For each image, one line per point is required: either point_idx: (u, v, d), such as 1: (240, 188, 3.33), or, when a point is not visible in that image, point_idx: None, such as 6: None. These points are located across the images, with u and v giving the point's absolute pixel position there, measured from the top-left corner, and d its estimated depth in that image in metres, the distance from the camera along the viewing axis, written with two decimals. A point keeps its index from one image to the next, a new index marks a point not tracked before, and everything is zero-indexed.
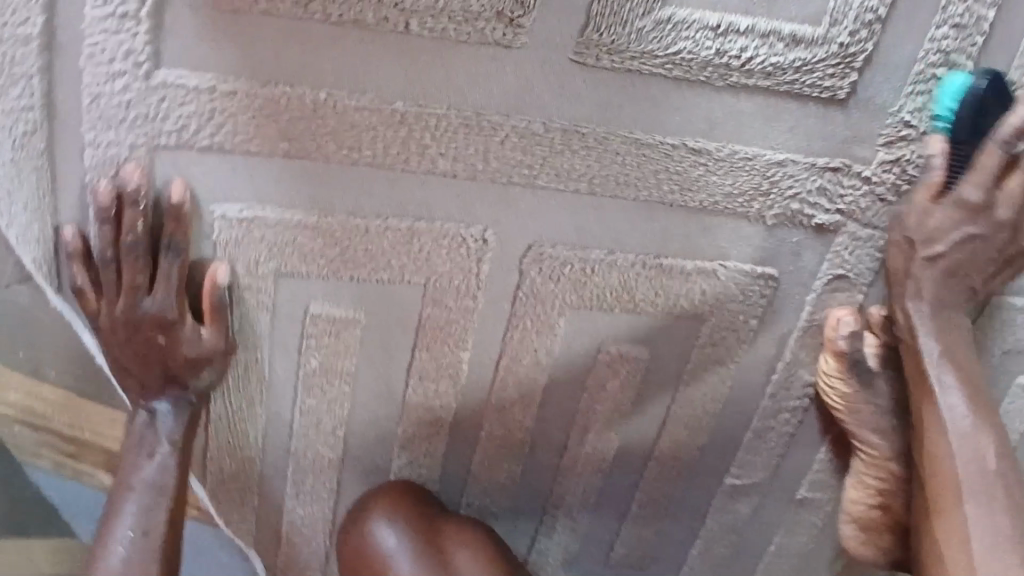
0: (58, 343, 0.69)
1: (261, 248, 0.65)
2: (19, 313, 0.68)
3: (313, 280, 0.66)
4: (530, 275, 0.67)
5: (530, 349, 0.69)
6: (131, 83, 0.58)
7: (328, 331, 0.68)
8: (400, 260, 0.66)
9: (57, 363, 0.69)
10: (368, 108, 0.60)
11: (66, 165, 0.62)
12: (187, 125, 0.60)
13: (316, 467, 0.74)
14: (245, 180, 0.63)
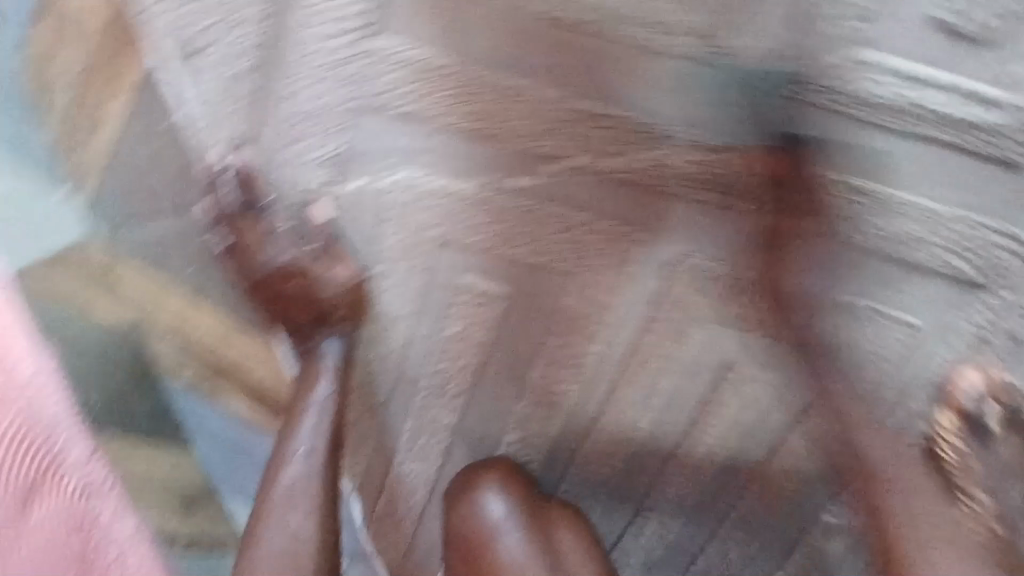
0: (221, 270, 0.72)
1: (434, 214, 0.68)
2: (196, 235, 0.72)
3: (469, 253, 0.70)
4: (675, 281, 0.70)
5: (661, 354, 0.72)
6: (355, 47, 0.65)
7: (473, 301, 0.72)
8: (556, 246, 0.69)
9: (218, 287, 0.73)
10: (559, 101, 0.65)
11: (276, 110, 0.68)
12: (393, 90, 0.65)
13: (433, 429, 0.77)
14: (428, 150, 0.67)
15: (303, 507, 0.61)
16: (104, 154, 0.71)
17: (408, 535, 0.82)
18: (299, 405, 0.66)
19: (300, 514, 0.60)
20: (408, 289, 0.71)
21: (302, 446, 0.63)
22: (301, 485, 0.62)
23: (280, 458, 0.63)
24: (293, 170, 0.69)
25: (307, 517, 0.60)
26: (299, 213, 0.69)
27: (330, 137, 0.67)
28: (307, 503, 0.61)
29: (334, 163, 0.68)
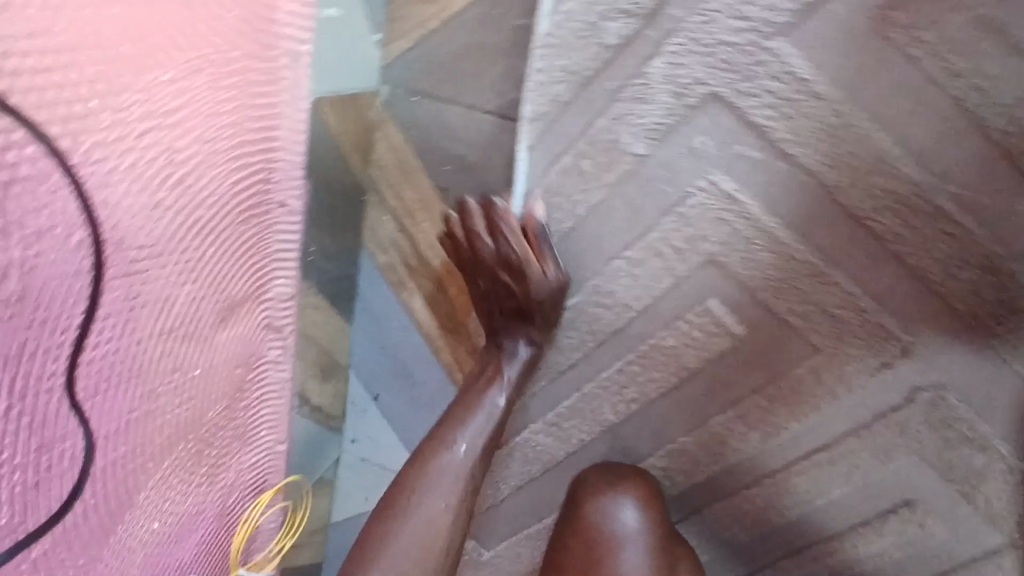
0: (479, 180, 0.69)
1: (722, 232, 0.64)
2: (472, 138, 0.68)
3: (732, 282, 0.65)
4: (915, 407, 0.65)
5: (851, 462, 0.68)
6: (749, 33, 0.58)
7: (703, 326, 0.67)
8: (822, 318, 0.64)
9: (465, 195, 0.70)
10: (919, 190, 0.58)
11: (627, 57, 0.61)
12: (758, 96, 0.59)
13: (587, 418, 0.75)
14: (759, 171, 0.61)
15: (455, 459, 0.65)
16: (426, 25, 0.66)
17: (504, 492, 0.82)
18: (460, 412, 0.68)
19: (455, 469, 0.64)
20: (650, 284, 0.67)
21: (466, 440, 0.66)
22: (460, 461, 0.65)
23: (444, 432, 0.66)
24: (607, 122, 0.63)
25: (456, 472, 0.64)
26: (590, 165, 0.65)
27: (666, 110, 0.62)
28: (458, 459, 0.65)
29: (653, 136, 0.63)
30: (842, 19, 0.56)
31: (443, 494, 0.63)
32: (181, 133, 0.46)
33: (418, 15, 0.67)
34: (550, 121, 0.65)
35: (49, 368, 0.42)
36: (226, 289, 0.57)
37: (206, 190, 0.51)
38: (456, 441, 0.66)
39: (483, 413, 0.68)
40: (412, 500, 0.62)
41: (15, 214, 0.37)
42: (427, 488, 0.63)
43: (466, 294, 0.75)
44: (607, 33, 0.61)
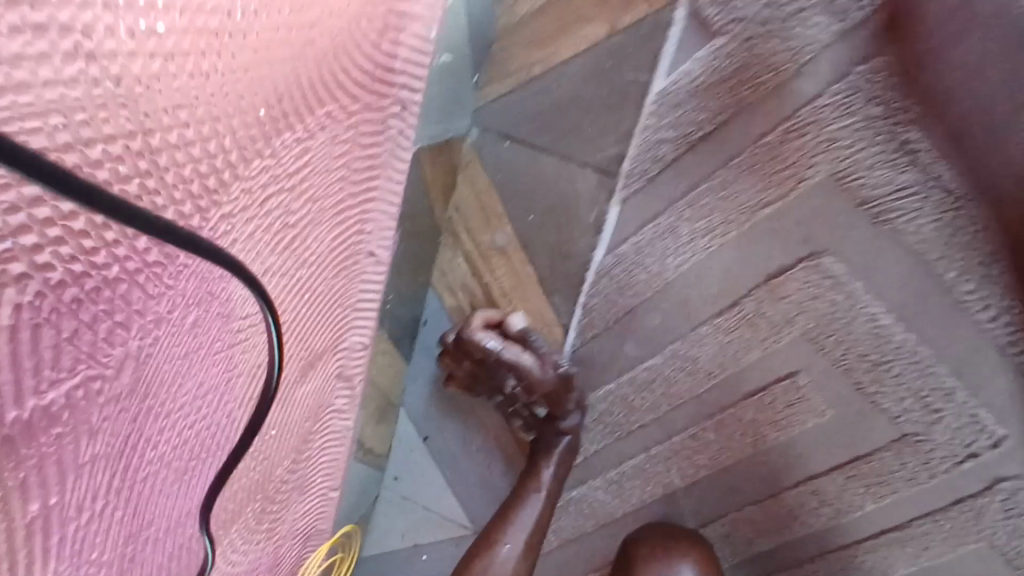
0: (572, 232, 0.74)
1: (818, 313, 0.64)
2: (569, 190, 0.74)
3: (824, 359, 0.65)
4: (992, 496, 0.64)
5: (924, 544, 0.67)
6: (884, 116, 0.59)
7: (790, 402, 0.67)
8: (915, 403, 0.64)
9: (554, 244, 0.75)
10: None
11: (745, 127, 0.64)
12: (885, 181, 0.60)
13: (653, 480, 0.74)
14: (875, 249, 0.61)
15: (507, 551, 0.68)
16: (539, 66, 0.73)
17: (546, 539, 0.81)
18: (502, 521, 0.70)
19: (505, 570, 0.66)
20: (736, 354, 0.67)
21: (512, 542, 0.68)
22: (520, 539, 0.69)
23: (490, 538, 0.68)
24: (712, 187, 0.66)
25: (509, 565, 0.67)
26: (686, 231, 0.67)
27: (783, 181, 0.63)
28: (514, 548, 0.68)
29: (758, 208, 0.65)
30: None
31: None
32: (295, 197, 0.43)
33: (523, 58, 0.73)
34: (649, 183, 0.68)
35: (147, 456, 0.38)
36: (310, 344, 0.53)
37: (309, 246, 0.47)
38: (501, 542, 0.68)
39: (527, 506, 0.72)
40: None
41: (143, 302, 0.33)
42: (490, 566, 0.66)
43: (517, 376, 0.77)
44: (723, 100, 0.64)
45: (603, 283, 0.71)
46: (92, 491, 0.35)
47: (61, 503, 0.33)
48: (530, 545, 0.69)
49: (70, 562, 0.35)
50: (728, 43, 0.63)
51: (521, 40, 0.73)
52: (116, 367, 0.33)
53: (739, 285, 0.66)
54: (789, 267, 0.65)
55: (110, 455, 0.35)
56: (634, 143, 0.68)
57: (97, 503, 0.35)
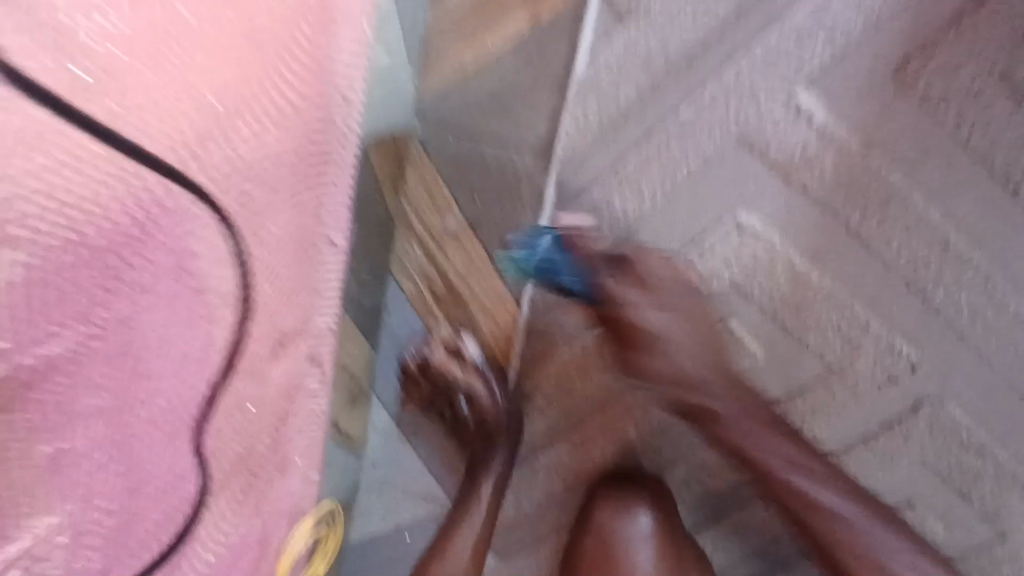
0: (511, 221, 0.73)
1: (741, 264, 0.70)
2: (500, 173, 0.72)
3: (754, 307, 0.71)
4: (918, 417, 0.72)
5: (860, 467, 0.75)
6: (779, 87, 0.65)
7: (727, 346, 0.72)
8: (839, 340, 0.70)
9: (495, 229, 0.74)
10: (933, 222, 0.66)
11: (661, 101, 0.67)
12: (785, 147, 0.66)
13: (611, 435, 0.78)
14: (783, 203, 0.68)
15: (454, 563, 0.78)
16: (464, 69, 0.71)
17: (508, 504, 0.83)
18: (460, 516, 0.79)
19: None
20: (674, 315, 0.70)
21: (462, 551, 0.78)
22: (461, 558, 0.78)
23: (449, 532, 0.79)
24: (637, 164, 0.69)
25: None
26: (619, 203, 0.70)
27: (700, 152, 0.68)
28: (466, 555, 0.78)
29: (681, 178, 0.69)
30: (859, 70, 0.64)
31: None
32: (255, 182, 0.47)
33: (456, 59, 0.71)
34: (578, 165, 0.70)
35: (139, 416, 0.42)
36: (279, 323, 0.58)
37: (266, 232, 0.51)
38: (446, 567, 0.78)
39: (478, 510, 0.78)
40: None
41: (138, 269, 0.37)
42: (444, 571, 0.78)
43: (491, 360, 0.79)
44: (640, 80, 0.67)
45: (547, 262, 0.72)
46: (89, 442, 0.39)
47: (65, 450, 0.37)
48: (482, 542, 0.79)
49: (76, 504, 0.39)
50: (635, 21, 0.65)
51: (446, 33, 0.71)
52: (105, 327, 0.36)
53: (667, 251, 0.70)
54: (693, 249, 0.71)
55: (105, 409, 0.39)
56: (559, 127, 0.69)
57: (94, 454, 0.39)
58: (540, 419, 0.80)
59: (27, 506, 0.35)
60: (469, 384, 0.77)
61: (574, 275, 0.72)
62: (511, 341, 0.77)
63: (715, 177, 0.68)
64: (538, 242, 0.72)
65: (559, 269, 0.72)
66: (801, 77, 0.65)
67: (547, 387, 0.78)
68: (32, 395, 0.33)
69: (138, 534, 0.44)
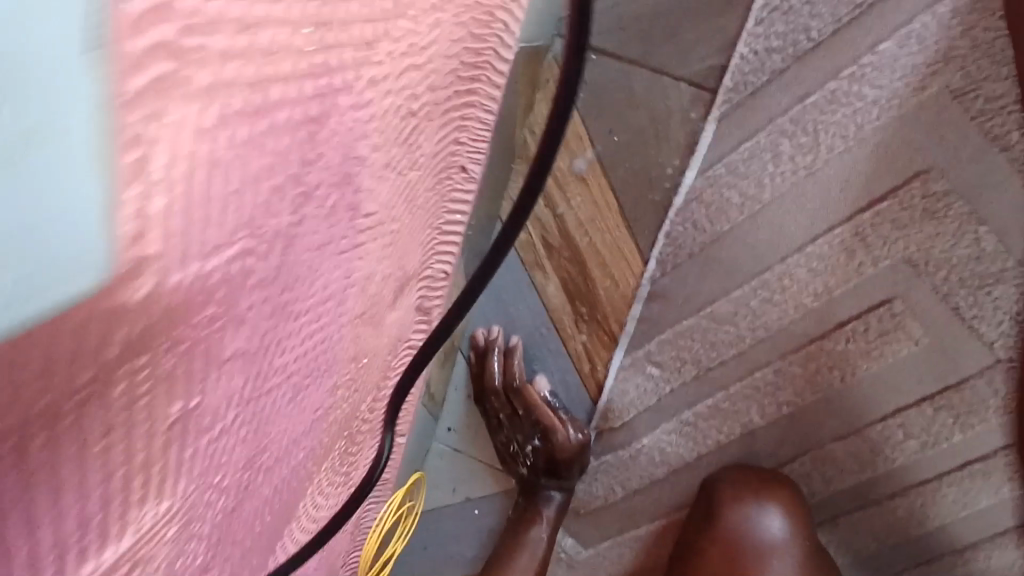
0: (657, 163, 0.62)
1: (926, 230, 0.59)
2: (653, 104, 0.60)
3: (925, 284, 0.61)
4: None
5: (1009, 474, 0.65)
6: (1011, 19, 0.52)
7: (884, 331, 0.63)
8: (1013, 326, 0.60)
9: (632, 171, 0.63)
10: None
11: (861, 29, 0.54)
12: (999, 95, 0.54)
13: (729, 419, 0.69)
14: (982, 166, 0.56)
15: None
16: None
17: (597, 488, 0.76)
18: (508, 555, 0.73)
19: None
20: (828, 283, 0.62)
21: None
22: None
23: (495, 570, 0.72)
24: (818, 102, 0.57)
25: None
26: (788, 148, 0.58)
27: (895, 95, 0.56)
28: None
29: (868, 123, 0.57)
30: None
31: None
32: (423, 77, 0.37)
33: None
34: (746, 97, 0.58)
35: (274, 366, 0.33)
36: (404, 264, 0.47)
37: (420, 142, 0.41)
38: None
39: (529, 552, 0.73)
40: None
41: (301, 167, 0.28)
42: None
43: (604, 331, 0.69)
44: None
45: (694, 214, 0.62)
46: (225, 397, 0.29)
47: (200, 410, 0.27)
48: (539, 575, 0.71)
49: (197, 485, 0.30)
50: None
51: None
52: (267, 245, 0.27)
53: (830, 217, 0.60)
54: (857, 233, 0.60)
55: (248, 354, 0.30)
56: (737, 49, 0.56)
57: (229, 414, 0.30)
58: (648, 395, 0.70)
59: (140, 491, 0.26)
60: (547, 422, 0.71)
61: (725, 231, 0.62)
62: (628, 307, 0.67)
63: (912, 128, 0.56)
64: (685, 188, 0.61)
65: (706, 223, 0.62)
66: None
67: (661, 360, 0.69)
68: (181, 335, 0.24)
69: (248, 510, 0.36)
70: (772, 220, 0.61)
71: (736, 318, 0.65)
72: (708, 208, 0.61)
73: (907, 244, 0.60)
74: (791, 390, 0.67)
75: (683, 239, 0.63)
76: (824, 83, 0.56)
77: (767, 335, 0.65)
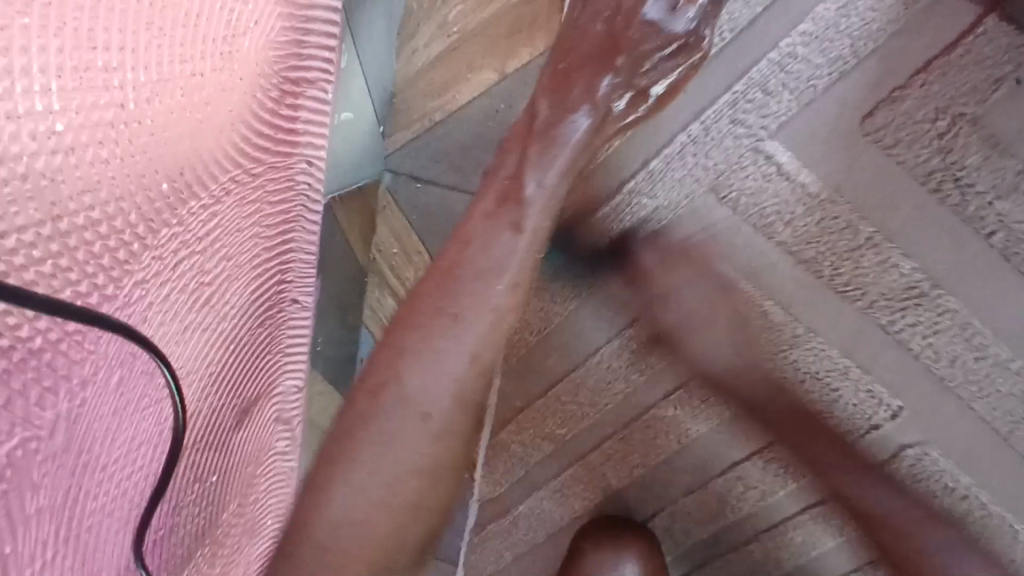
0: None
1: (719, 311, 0.68)
2: None
3: (728, 356, 0.69)
4: (900, 462, 0.70)
5: (844, 514, 0.73)
6: (745, 135, 0.63)
7: (703, 396, 0.72)
8: (815, 385, 0.68)
9: None
10: (899, 275, 0.63)
11: (628, 154, 0.66)
12: (752, 194, 0.64)
13: (591, 484, 0.77)
14: (752, 250, 0.66)
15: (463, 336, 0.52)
16: (429, 119, 0.67)
17: (489, 557, 0.83)
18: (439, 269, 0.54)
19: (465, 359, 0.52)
20: (648, 361, 0.72)
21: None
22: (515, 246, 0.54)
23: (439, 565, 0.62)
24: (611, 212, 0.68)
25: (491, 315, 0.53)
26: (593, 249, 0.70)
27: (667, 203, 0.67)
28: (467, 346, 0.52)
29: (654, 225, 0.68)
30: (823, 122, 0.61)
31: (431, 372, 0.51)
32: (208, 256, 0.47)
33: (425, 106, 0.67)
34: None
35: (88, 508, 0.41)
36: (240, 393, 0.56)
37: (226, 299, 0.50)
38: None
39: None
40: (364, 453, 0.51)
41: (68, 366, 0.37)
42: (413, 364, 0.52)
43: None
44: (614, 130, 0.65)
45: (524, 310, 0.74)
46: (40, 542, 0.38)
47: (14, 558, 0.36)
48: (506, 316, 0.53)
49: None
50: None
51: (421, 90, 0.67)
52: (48, 429, 0.36)
53: (636, 304, 0.70)
54: (661, 306, 0.69)
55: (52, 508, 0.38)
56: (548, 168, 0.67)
57: (44, 554, 0.39)
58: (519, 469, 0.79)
59: None
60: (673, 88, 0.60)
61: (555, 322, 0.73)
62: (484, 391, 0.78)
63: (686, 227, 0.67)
64: None
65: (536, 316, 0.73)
66: (776, 125, 0.62)
67: (524, 435, 0.77)
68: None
69: None
70: (592, 304, 0.72)
71: (575, 391, 0.74)
72: (536, 305, 0.73)
73: (708, 320, 0.68)
74: (638, 454, 0.75)
75: (523, 328, 0.74)
76: (610, 198, 0.68)
77: (608, 406, 0.74)
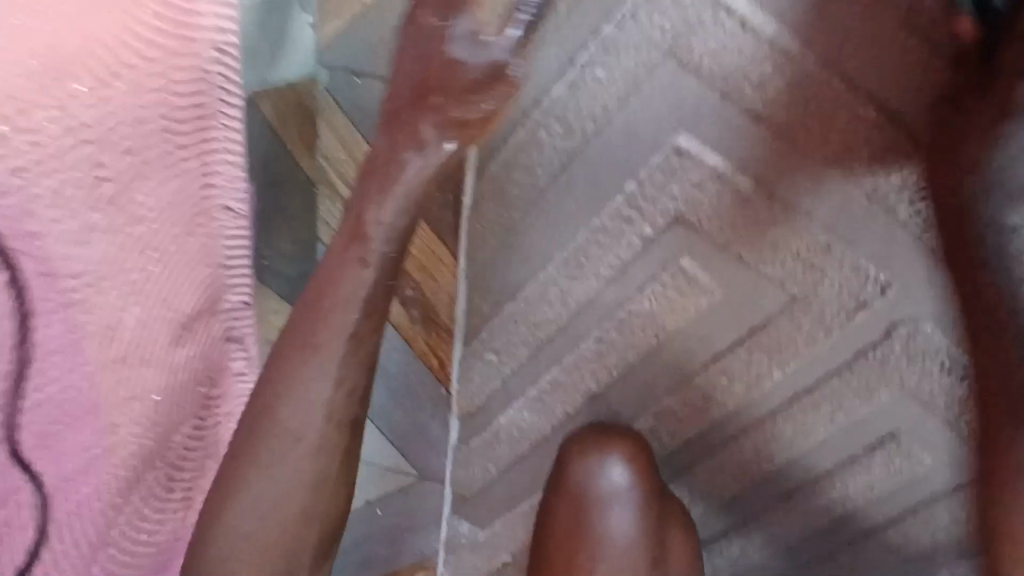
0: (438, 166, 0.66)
1: (689, 190, 0.63)
2: None
3: (702, 241, 0.65)
4: (893, 342, 0.65)
5: (838, 401, 0.69)
6: None
7: (680, 287, 0.67)
8: (798, 265, 0.64)
9: None
10: (890, 133, 0.57)
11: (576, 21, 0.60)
12: (716, 54, 0.58)
13: (570, 389, 0.74)
14: (719, 122, 0.60)
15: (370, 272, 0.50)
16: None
17: (476, 471, 0.81)
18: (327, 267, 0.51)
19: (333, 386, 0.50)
20: (619, 252, 0.67)
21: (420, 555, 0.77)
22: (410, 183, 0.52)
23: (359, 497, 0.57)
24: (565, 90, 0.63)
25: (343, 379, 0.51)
26: (552, 132, 0.65)
27: (623, 73, 0.61)
28: (324, 383, 0.50)
29: (612, 101, 0.62)
30: None
31: (304, 401, 0.50)
32: (104, 147, 0.44)
33: None
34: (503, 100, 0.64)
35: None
36: (173, 305, 0.52)
37: (134, 201, 0.47)
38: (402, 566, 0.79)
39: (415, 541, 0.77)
40: (262, 460, 0.50)
41: None
42: (290, 383, 0.50)
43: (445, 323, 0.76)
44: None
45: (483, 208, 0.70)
46: None
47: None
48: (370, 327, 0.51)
49: None
50: None
51: None
52: None
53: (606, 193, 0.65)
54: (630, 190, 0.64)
55: None
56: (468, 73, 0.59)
57: None
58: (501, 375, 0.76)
59: None
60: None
61: (518, 216, 0.68)
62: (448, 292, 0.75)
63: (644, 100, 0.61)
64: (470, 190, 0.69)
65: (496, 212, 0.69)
66: None
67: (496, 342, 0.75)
68: None
69: None
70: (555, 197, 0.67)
71: (545, 293, 0.70)
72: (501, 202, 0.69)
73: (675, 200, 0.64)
74: (616, 355, 0.71)
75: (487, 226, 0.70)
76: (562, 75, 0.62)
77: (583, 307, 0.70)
